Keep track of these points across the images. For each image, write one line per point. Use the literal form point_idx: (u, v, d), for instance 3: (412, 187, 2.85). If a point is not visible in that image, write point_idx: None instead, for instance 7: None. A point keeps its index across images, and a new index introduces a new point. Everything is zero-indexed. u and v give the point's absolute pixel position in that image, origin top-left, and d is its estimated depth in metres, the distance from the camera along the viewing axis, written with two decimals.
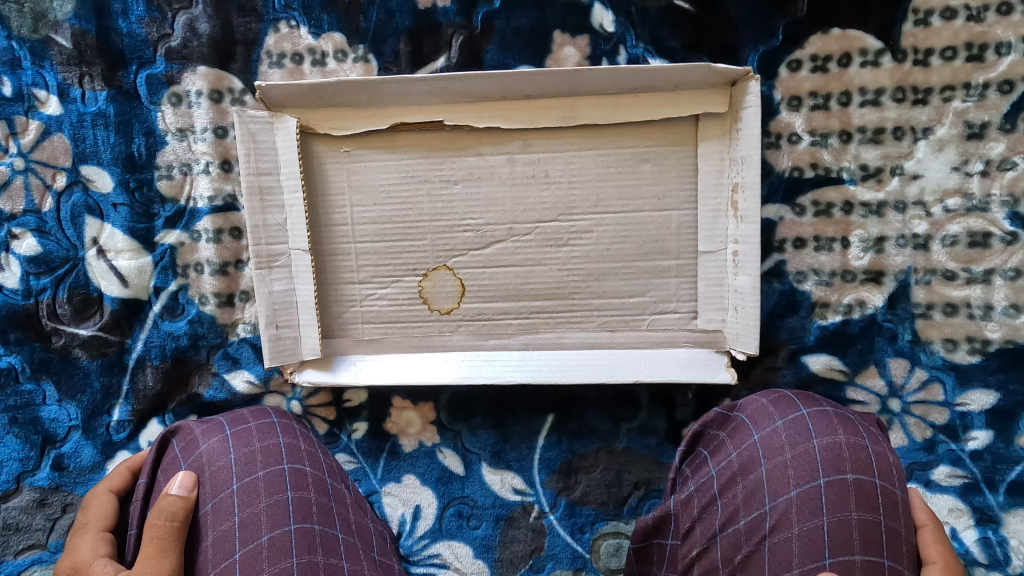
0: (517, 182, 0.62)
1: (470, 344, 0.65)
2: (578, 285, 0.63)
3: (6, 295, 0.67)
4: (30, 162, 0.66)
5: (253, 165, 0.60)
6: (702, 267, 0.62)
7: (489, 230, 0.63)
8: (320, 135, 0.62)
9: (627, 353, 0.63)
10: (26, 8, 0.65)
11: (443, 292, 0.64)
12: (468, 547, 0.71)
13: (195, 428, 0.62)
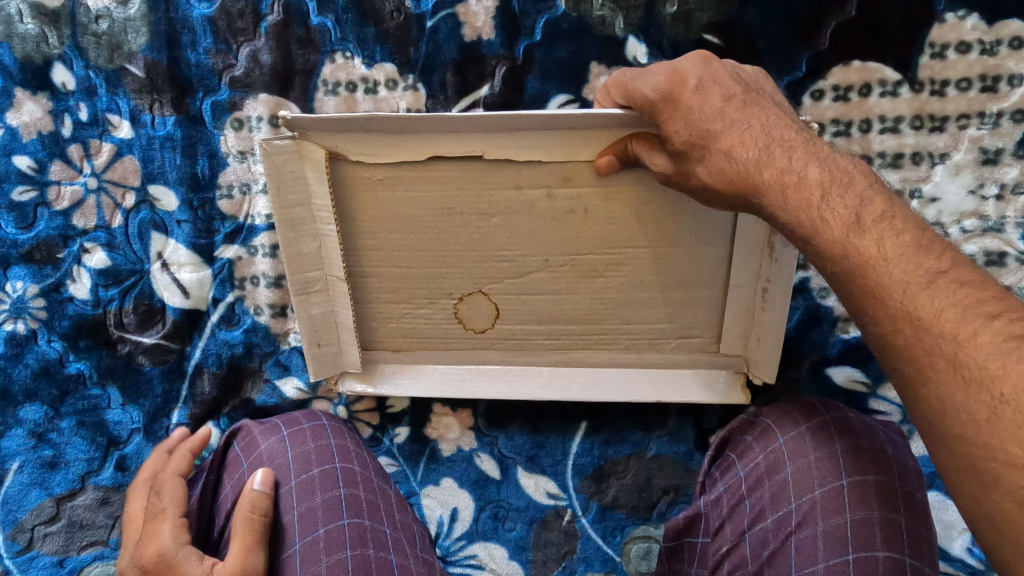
0: (557, 216, 0.59)
1: (502, 364, 0.69)
2: (609, 313, 0.65)
3: (77, 305, 0.72)
4: (102, 182, 0.72)
5: (282, 198, 0.59)
6: (730, 297, 0.63)
7: (524, 261, 0.62)
8: (356, 163, 0.58)
9: (650, 373, 0.68)
10: (102, 40, 0.71)
11: (478, 315, 0.66)
12: (503, 548, 0.74)
13: (255, 429, 0.67)
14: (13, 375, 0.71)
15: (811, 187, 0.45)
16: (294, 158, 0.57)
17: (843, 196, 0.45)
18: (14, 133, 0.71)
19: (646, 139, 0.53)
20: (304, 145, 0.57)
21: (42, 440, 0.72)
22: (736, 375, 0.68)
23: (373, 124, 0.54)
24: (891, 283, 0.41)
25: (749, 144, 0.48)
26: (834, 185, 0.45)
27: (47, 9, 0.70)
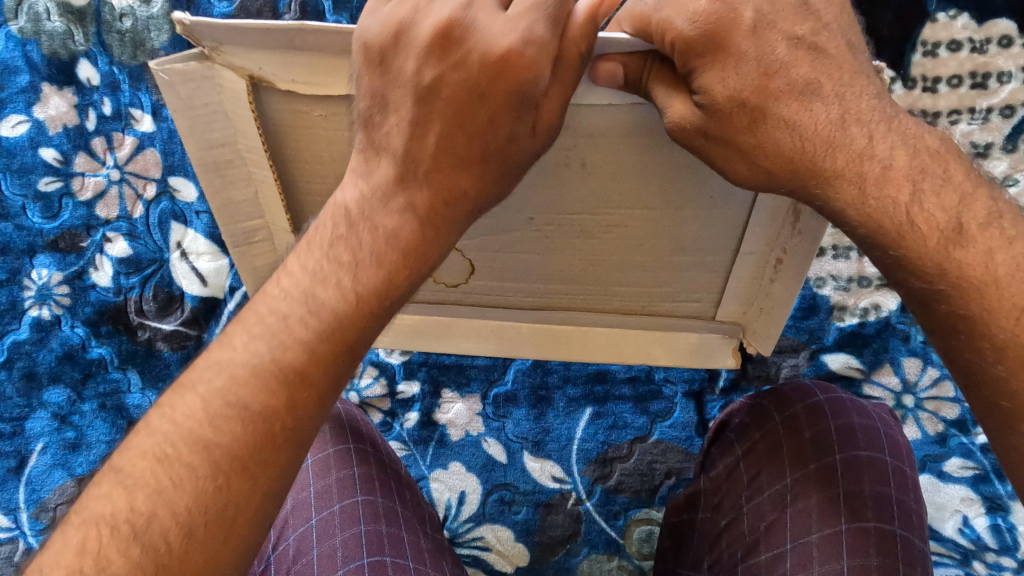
0: (549, 169, 0.48)
1: (489, 302, 0.65)
2: (598, 274, 0.58)
3: (98, 293, 0.74)
4: (124, 174, 0.75)
5: (201, 138, 0.49)
6: (739, 264, 0.56)
7: (509, 218, 0.52)
8: (284, 96, 0.45)
9: (636, 331, 0.66)
10: (127, 38, 0.74)
11: (451, 267, 0.59)
12: (510, 530, 0.74)
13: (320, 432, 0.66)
14: (37, 359, 0.73)
15: (896, 179, 0.40)
16: (210, 87, 0.46)
17: (941, 190, 0.39)
18: (42, 126, 0.74)
19: (668, 78, 0.41)
20: (219, 72, 0.44)
21: (65, 422, 0.71)
22: (731, 340, 0.66)
23: (305, 50, 0.42)
24: (961, 264, 0.38)
25: (817, 118, 0.40)
26: (925, 176, 0.40)
27: (74, 8, 0.75)
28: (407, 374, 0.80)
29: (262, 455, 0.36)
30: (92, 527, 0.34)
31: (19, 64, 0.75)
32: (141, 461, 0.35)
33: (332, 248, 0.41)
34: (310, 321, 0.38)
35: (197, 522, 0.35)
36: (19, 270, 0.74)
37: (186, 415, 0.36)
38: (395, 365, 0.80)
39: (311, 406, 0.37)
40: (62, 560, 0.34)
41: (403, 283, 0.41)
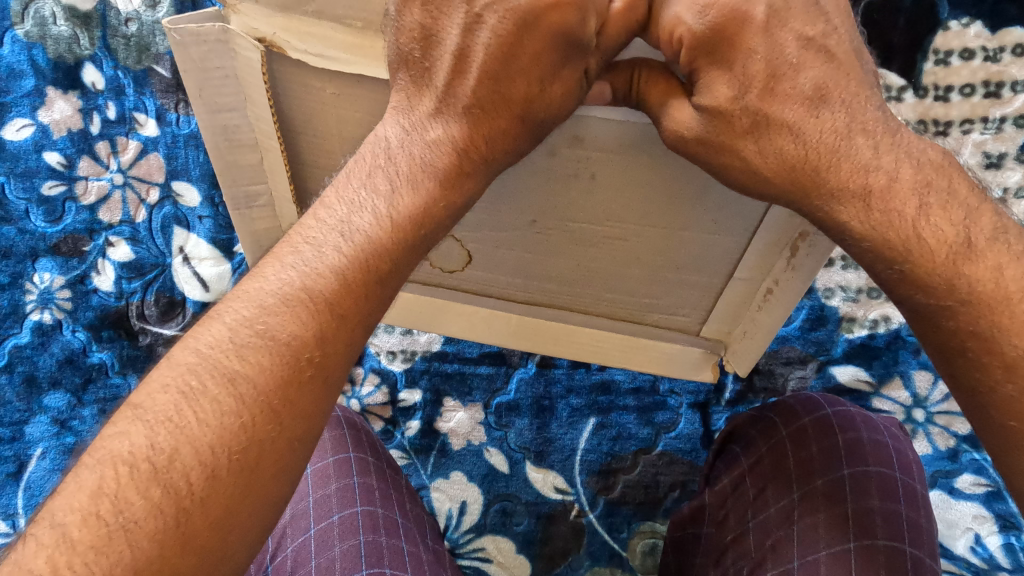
0: (556, 177, 0.47)
1: (483, 294, 0.63)
2: (590, 280, 0.57)
3: (100, 297, 0.73)
4: (128, 178, 0.74)
5: (207, 99, 0.47)
6: (731, 289, 0.55)
7: (508, 217, 0.51)
8: (293, 64, 0.43)
9: (621, 338, 0.65)
10: (132, 42, 0.75)
11: (449, 257, 0.58)
12: (511, 541, 0.72)
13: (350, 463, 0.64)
14: (38, 364, 0.72)
15: (902, 192, 0.39)
16: (224, 51, 0.44)
17: (946, 208, 0.38)
18: (46, 130, 0.74)
19: (660, 82, 0.40)
20: (235, 38, 0.43)
21: (64, 427, 0.70)
22: (713, 356, 0.65)
23: (323, 13, 0.40)
24: (971, 277, 0.37)
25: (823, 125, 0.39)
26: (929, 190, 0.38)
27: (79, 12, 0.75)
28: (409, 382, 0.79)
29: (292, 389, 0.35)
30: (111, 465, 0.32)
31: (24, 67, 0.75)
32: (163, 394, 0.34)
33: (369, 185, 0.42)
34: (346, 252, 0.39)
35: (220, 462, 0.33)
36: (21, 274, 0.74)
37: (210, 346, 0.35)
38: (396, 373, 0.80)
39: (341, 340, 0.37)
40: (76, 505, 0.31)
41: (435, 220, 0.43)
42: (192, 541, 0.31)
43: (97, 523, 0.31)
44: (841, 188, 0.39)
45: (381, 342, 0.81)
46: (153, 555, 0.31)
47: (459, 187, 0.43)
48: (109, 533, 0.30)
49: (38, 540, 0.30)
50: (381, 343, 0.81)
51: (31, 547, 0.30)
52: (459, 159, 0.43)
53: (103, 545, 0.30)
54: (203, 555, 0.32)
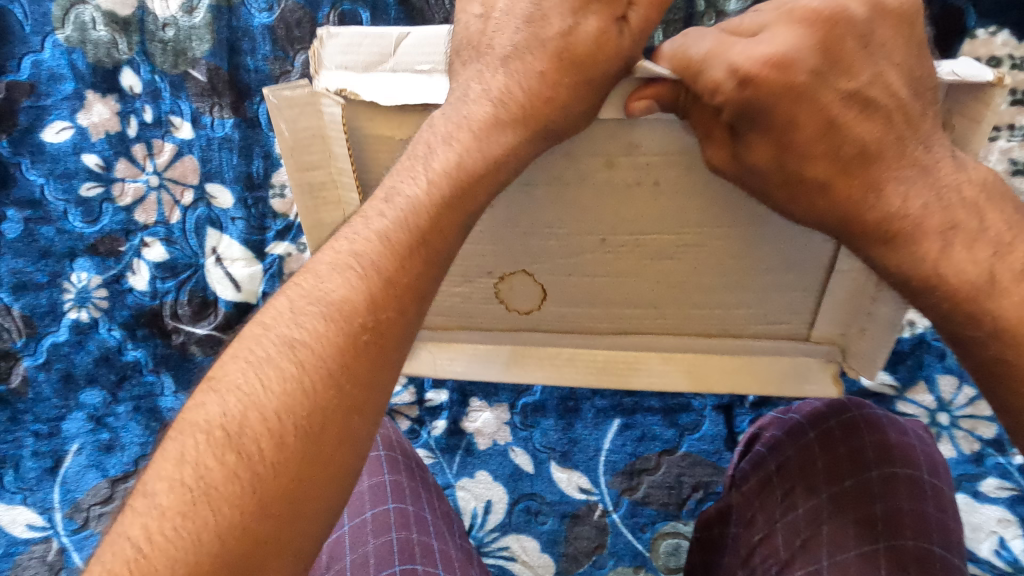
0: (621, 188, 0.48)
1: (560, 327, 0.62)
2: (680, 295, 0.56)
3: (136, 296, 0.75)
4: (163, 180, 0.76)
5: (301, 162, 0.50)
6: (833, 283, 0.53)
7: (584, 236, 0.52)
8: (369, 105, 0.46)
9: (722, 357, 0.62)
10: (168, 46, 0.75)
11: (521, 294, 0.59)
12: (536, 540, 0.73)
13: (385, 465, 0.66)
14: (75, 361, 0.74)
15: (928, 233, 0.40)
16: (312, 113, 0.47)
17: (971, 249, 0.39)
18: (85, 133, 0.76)
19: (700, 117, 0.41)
20: (321, 98, 0.46)
21: (100, 424, 0.72)
22: (832, 364, 0.62)
23: (401, 63, 0.46)
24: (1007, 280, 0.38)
25: (852, 175, 0.40)
26: (953, 233, 0.39)
27: (118, 17, 0.76)
28: (435, 381, 0.80)
29: (348, 356, 0.36)
30: (190, 433, 0.34)
31: (63, 71, 0.76)
32: (232, 364, 0.36)
33: (411, 157, 0.43)
34: (394, 217, 0.40)
35: (287, 428, 0.34)
36: (59, 273, 0.75)
37: (275, 343, 0.36)
38: (423, 373, 0.81)
39: (392, 305, 0.38)
40: (162, 474, 0.33)
41: (477, 181, 0.42)
42: (272, 504, 0.33)
43: (182, 490, 0.32)
44: (877, 225, 0.41)
45: None
46: (234, 519, 0.32)
47: (500, 145, 0.43)
48: (193, 500, 0.32)
49: (132, 511, 0.32)
50: None
51: (126, 517, 0.32)
52: (499, 121, 0.43)
53: (190, 510, 0.32)
54: (280, 520, 0.33)
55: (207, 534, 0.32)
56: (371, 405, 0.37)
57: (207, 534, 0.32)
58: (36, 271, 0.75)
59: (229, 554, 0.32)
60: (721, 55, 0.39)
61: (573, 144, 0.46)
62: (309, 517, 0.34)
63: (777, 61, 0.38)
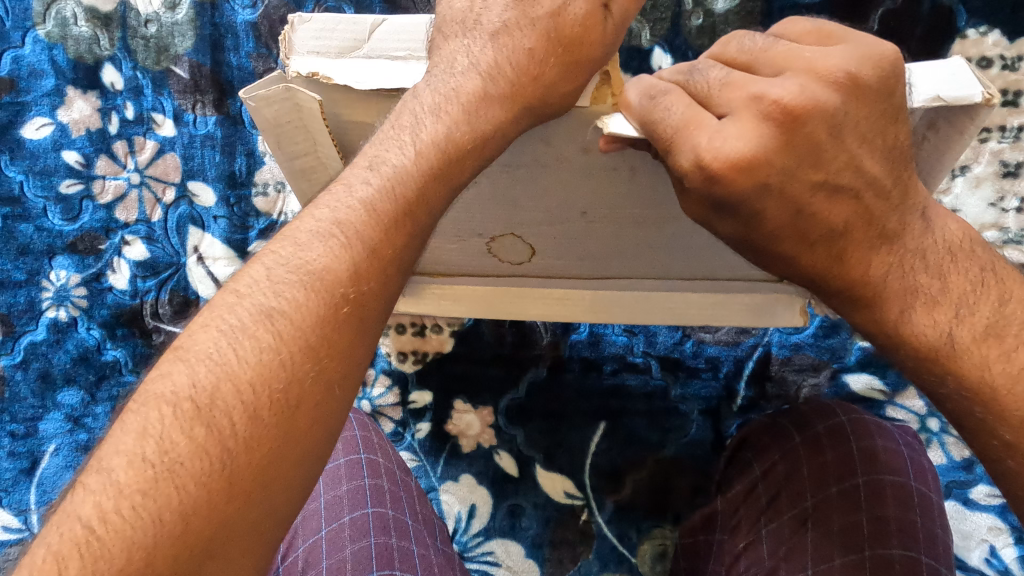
0: (595, 172, 0.46)
1: (548, 273, 0.62)
2: (660, 253, 0.56)
3: (116, 295, 0.74)
4: (144, 177, 0.75)
5: (286, 151, 0.49)
6: None
7: (560, 213, 0.51)
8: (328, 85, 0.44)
9: (690, 295, 0.60)
10: (151, 43, 0.75)
11: (511, 250, 0.58)
12: (520, 544, 0.73)
13: (363, 468, 0.64)
14: (53, 361, 0.73)
15: (891, 294, 0.39)
16: (289, 107, 0.44)
17: (934, 309, 0.38)
18: (65, 129, 0.75)
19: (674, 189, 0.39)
20: (297, 94, 0.43)
21: (78, 424, 0.71)
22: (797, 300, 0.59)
23: (375, 49, 0.44)
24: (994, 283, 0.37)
25: (818, 245, 0.39)
26: (915, 297, 0.38)
27: (100, 13, 0.75)
28: (419, 382, 0.79)
29: (330, 326, 0.35)
30: (155, 405, 0.32)
31: (44, 67, 0.75)
32: (203, 333, 0.34)
33: (397, 127, 0.42)
34: (379, 187, 0.39)
35: (262, 401, 0.33)
36: (38, 271, 0.74)
37: (212, 345, 0.34)
38: (407, 374, 0.79)
39: (375, 277, 0.38)
40: (122, 447, 0.31)
41: (465, 150, 0.42)
42: (239, 483, 0.32)
43: (143, 466, 0.31)
44: (846, 286, 0.40)
45: (391, 342, 0.80)
46: (200, 498, 0.31)
47: (489, 117, 0.43)
48: (156, 476, 0.30)
49: (85, 487, 0.30)
50: (391, 344, 0.79)
51: (80, 493, 0.30)
52: (488, 93, 0.43)
53: (151, 487, 0.30)
54: (247, 501, 0.32)
55: (169, 515, 0.30)
56: (348, 377, 0.36)
57: (169, 513, 0.30)
58: (15, 269, 0.75)
59: (192, 535, 0.30)
60: (689, 136, 0.35)
61: (548, 131, 0.45)
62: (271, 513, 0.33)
63: (744, 163, 0.34)
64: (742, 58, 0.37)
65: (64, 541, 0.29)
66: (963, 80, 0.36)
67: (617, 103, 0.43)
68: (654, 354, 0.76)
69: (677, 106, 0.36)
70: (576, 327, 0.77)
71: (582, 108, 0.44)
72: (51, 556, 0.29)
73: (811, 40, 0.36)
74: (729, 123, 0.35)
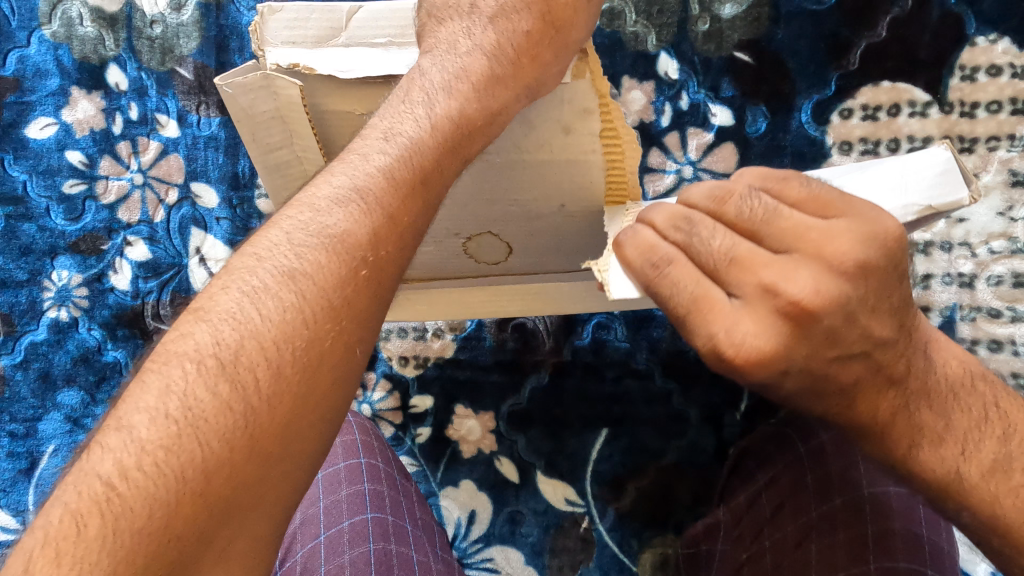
0: (572, 158, 0.48)
1: (528, 272, 0.63)
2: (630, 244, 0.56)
3: (117, 295, 0.74)
4: (147, 178, 0.75)
5: (258, 143, 0.49)
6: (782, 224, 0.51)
7: (537, 208, 0.53)
8: (326, 81, 0.45)
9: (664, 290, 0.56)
10: (156, 44, 0.75)
11: (490, 251, 0.59)
12: (520, 552, 0.72)
13: (362, 471, 0.63)
14: (54, 361, 0.73)
15: (898, 433, 0.37)
16: (267, 96, 0.45)
17: (939, 447, 0.36)
18: (69, 129, 0.75)
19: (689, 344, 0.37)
20: (275, 79, 0.44)
21: (77, 425, 0.71)
22: None
23: (353, 36, 0.46)
24: None
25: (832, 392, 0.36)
26: (922, 438, 0.36)
27: (107, 14, 0.75)
28: (421, 387, 0.78)
29: (350, 288, 0.37)
30: (178, 362, 0.34)
31: (49, 67, 0.75)
32: (224, 295, 0.36)
33: (409, 102, 0.44)
34: (397, 156, 0.42)
35: (285, 359, 0.35)
36: (40, 271, 0.74)
37: (219, 334, 0.35)
38: (408, 379, 0.78)
39: (392, 243, 0.39)
40: (144, 405, 0.32)
41: (476, 125, 0.45)
42: (260, 442, 0.33)
43: (167, 423, 0.32)
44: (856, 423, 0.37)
45: (393, 347, 0.79)
46: (208, 466, 0.32)
47: (495, 96, 0.46)
48: (179, 432, 0.32)
49: (104, 445, 0.32)
50: (393, 348, 0.79)
51: (97, 452, 0.32)
52: (493, 72, 0.48)
53: (174, 444, 0.31)
54: (265, 461, 0.33)
55: (192, 472, 0.31)
56: (366, 338, 0.38)
57: (186, 482, 0.31)
58: (17, 268, 0.74)
59: (212, 493, 0.32)
60: (702, 321, 0.35)
61: (534, 111, 0.47)
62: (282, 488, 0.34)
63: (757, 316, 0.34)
64: (746, 223, 0.36)
65: (83, 499, 0.30)
66: (947, 184, 0.38)
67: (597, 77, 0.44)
68: (657, 360, 0.75)
69: (684, 283, 0.36)
70: (579, 332, 0.76)
71: (564, 86, 0.45)
72: (57, 528, 0.30)
73: (812, 207, 0.35)
74: (741, 308, 0.35)
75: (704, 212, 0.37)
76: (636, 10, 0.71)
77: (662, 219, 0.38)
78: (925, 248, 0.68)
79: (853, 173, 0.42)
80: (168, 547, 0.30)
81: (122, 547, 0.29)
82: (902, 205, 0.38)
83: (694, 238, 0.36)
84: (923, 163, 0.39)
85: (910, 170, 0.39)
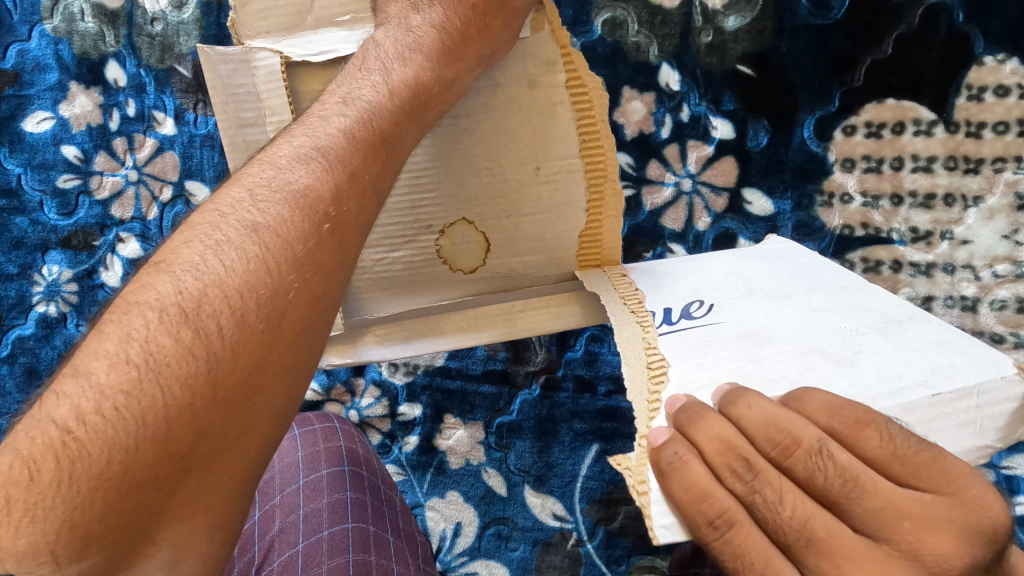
0: (536, 109, 0.51)
1: (505, 286, 0.57)
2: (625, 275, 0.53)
3: (107, 293, 0.74)
4: (142, 175, 0.74)
5: (230, 118, 0.50)
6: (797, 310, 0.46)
7: (513, 173, 0.53)
8: (304, 63, 0.50)
9: None
10: (156, 41, 0.74)
11: (464, 250, 0.55)
12: (505, 568, 0.71)
13: (342, 479, 0.62)
14: (40, 356, 0.72)
15: None
16: (246, 72, 0.50)
17: None
18: (66, 124, 0.75)
19: None
20: (252, 53, 0.49)
21: None
22: None
23: (320, 17, 0.52)
24: None
25: None
26: None
27: (107, 9, 0.74)
28: (409, 396, 0.76)
29: (313, 241, 0.37)
30: (138, 311, 0.33)
31: (49, 62, 0.75)
32: (186, 249, 0.36)
33: (366, 70, 0.47)
34: (356, 118, 0.43)
35: (248, 307, 0.34)
36: (31, 265, 0.74)
37: (176, 281, 0.34)
38: (397, 386, 0.77)
39: (355, 199, 0.40)
40: (103, 353, 0.32)
41: (432, 93, 0.48)
42: (223, 391, 0.32)
43: (127, 368, 0.31)
44: None
45: None
46: (159, 435, 0.30)
47: (450, 66, 0.49)
48: (139, 377, 0.31)
49: (61, 392, 0.31)
50: None
51: (53, 399, 0.31)
52: (443, 43, 0.49)
53: (134, 389, 0.31)
54: (228, 411, 0.32)
55: (153, 418, 0.30)
56: (332, 290, 0.38)
57: (138, 456, 0.30)
58: (7, 262, 0.74)
59: (173, 442, 0.31)
60: None
61: (498, 73, 0.51)
62: (250, 442, 0.34)
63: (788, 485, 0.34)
64: (820, 488, 0.34)
65: (36, 444, 0.30)
66: (1008, 423, 0.38)
67: (555, 30, 0.50)
68: None
69: (748, 552, 0.34)
70: (571, 343, 0.75)
71: (524, 39, 0.51)
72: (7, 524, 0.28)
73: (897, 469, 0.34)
74: None
75: (766, 457, 0.36)
76: (638, 19, 0.70)
77: (712, 444, 0.36)
78: (926, 270, 0.68)
79: (923, 399, 0.38)
80: (126, 497, 0.29)
81: (78, 495, 0.29)
82: (973, 447, 0.38)
83: (755, 493, 0.35)
84: (988, 393, 0.39)
85: (979, 402, 0.38)
